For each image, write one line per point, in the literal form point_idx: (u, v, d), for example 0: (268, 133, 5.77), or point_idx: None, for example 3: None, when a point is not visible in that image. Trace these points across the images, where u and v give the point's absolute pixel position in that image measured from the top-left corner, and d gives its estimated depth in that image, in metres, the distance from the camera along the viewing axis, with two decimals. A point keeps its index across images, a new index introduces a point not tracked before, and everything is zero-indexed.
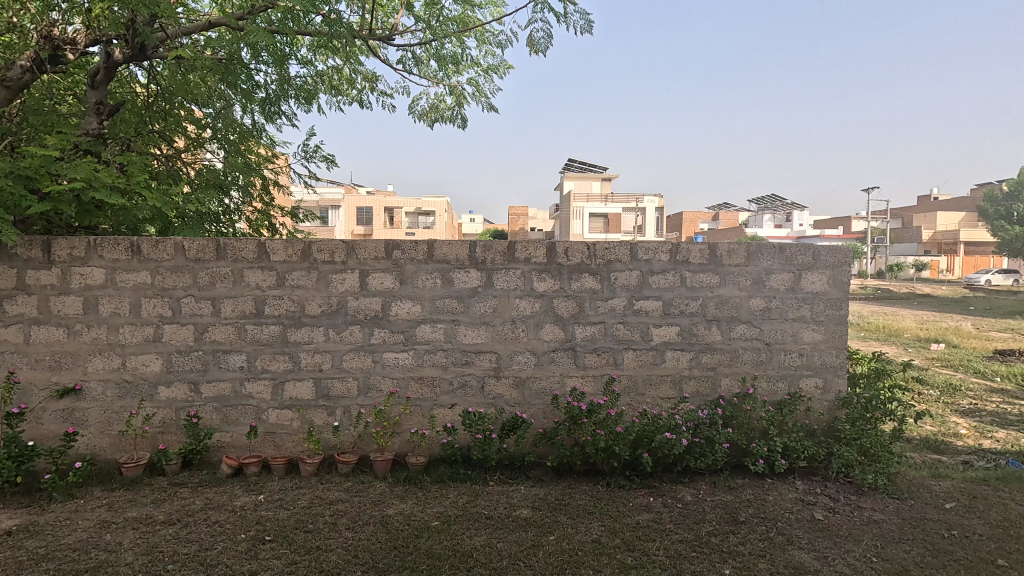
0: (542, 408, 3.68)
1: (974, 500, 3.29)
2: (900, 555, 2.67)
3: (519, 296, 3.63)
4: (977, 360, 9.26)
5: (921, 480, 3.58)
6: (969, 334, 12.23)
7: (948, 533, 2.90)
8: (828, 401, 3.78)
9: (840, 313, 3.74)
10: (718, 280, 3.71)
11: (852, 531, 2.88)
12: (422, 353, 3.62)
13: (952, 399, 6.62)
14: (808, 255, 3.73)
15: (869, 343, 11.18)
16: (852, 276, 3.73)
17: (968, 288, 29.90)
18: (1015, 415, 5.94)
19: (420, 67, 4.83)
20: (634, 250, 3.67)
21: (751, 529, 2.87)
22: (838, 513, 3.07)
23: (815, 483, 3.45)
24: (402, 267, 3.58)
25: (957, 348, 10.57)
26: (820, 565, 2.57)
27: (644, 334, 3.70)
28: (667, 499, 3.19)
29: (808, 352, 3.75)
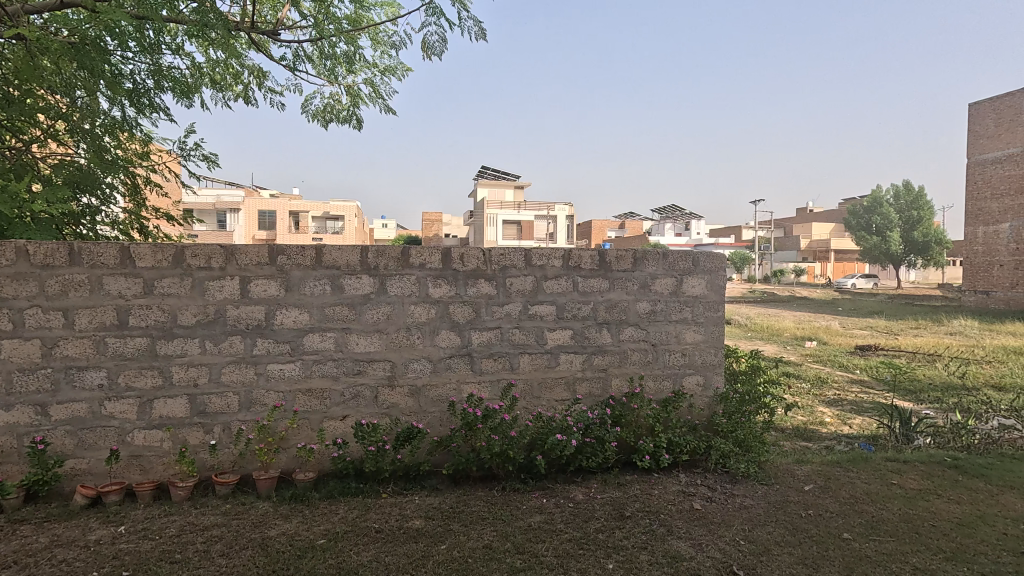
0: (438, 415, 3.64)
1: (830, 482, 3.66)
2: (764, 536, 2.91)
3: (413, 303, 3.57)
4: (842, 355, 10.39)
5: (786, 465, 3.93)
6: (836, 332, 13.74)
7: (805, 512, 3.19)
8: (708, 398, 4.05)
9: (716, 315, 4.04)
10: (608, 285, 3.87)
11: (725, 517, 3.09)
12: (311, 363, 3.45)
13: (820, 390, 7.38)
14: (688, 261, 4.00)
15: (753, 343, 12.22)
16: (726, 281, 4.05)
17: (837, 291, 33.52)
18: (868, 402, 6.72)
19: (310, 64, 4.64)
20: (528, 256, 3.74)
21: (635, 523, 3.00)
22: (713, 502, 3.29)
23: (696, 475, 3.67)
24: (287, 273, 3.39)
25: (826, 344, 11.81)
26: (694, 552, 2.73)
27: (539, 338, 3.77)
28: (559, 500, 3.26)
29: (690, 352, 4.00)
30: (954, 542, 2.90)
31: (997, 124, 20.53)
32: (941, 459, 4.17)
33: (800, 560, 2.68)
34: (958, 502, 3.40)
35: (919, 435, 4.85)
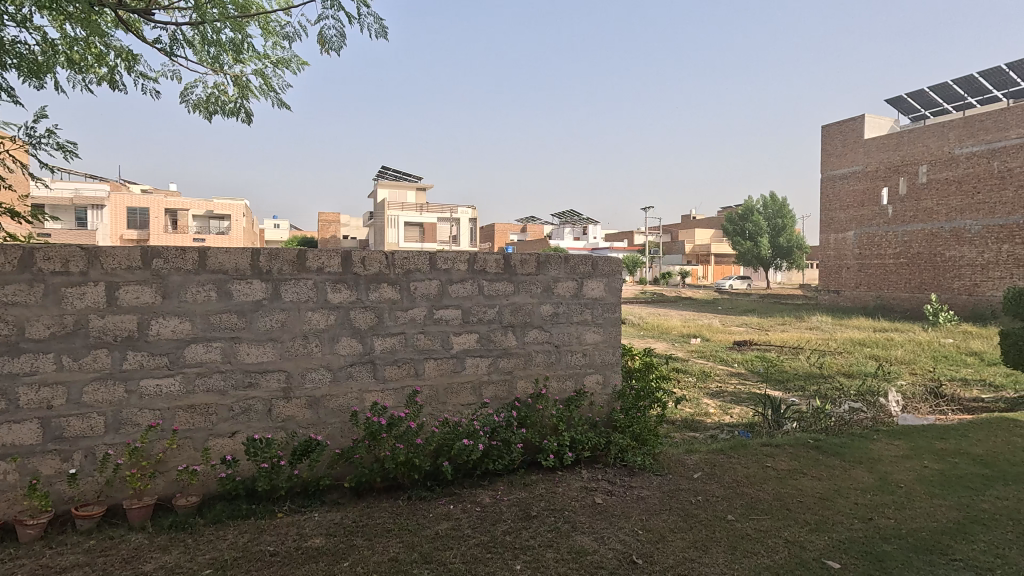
0: (339, 426, 3.48)
1: (715, 468, 3.98)
2: (659, 524, 3.09)
3: (311, 309, 3.38)
4: (722, 350, 11.37)
5: (678, 456, 4.22)
6: (717, 329, 15.02)
7: (694, 499, 3.44)
8: (607, 395, 4.24)
9: (614, 316, 4.24)
10: (512, 288, 3.92)
11: (624, 509, 3.25)
12: (194, 377, 3.15)
13: (705, 383, 8.03)
14: (587, 264, 4.17)
15: (645, 341, 13.01)
16: (623, 284, 4.26)
17: (716, 291, 36.66)
18: (745, 393, 7.40)
19: (191, 50, 4.26)
20: (432, 260, 3.70)
21: (541, 522, 3.06)
22: (613, 495, 3.44)
23: (597, 470, 3.82)
24: (164, 279, 3.07)
25: (708, 341, 12.87)
26: (597, 546, 2.84)
27: (444, 343, 3.73)
28: (466, 505, 3.24)
29: (590, 352, 4.16)
30: (817, 514, 3.26)
31: (843, 145, 23.58)
32: (805, 441, 4.69)
33: (691, 544, 2.88)
34: (820, 479, 3.84)
35: (787, 420, 5.43)
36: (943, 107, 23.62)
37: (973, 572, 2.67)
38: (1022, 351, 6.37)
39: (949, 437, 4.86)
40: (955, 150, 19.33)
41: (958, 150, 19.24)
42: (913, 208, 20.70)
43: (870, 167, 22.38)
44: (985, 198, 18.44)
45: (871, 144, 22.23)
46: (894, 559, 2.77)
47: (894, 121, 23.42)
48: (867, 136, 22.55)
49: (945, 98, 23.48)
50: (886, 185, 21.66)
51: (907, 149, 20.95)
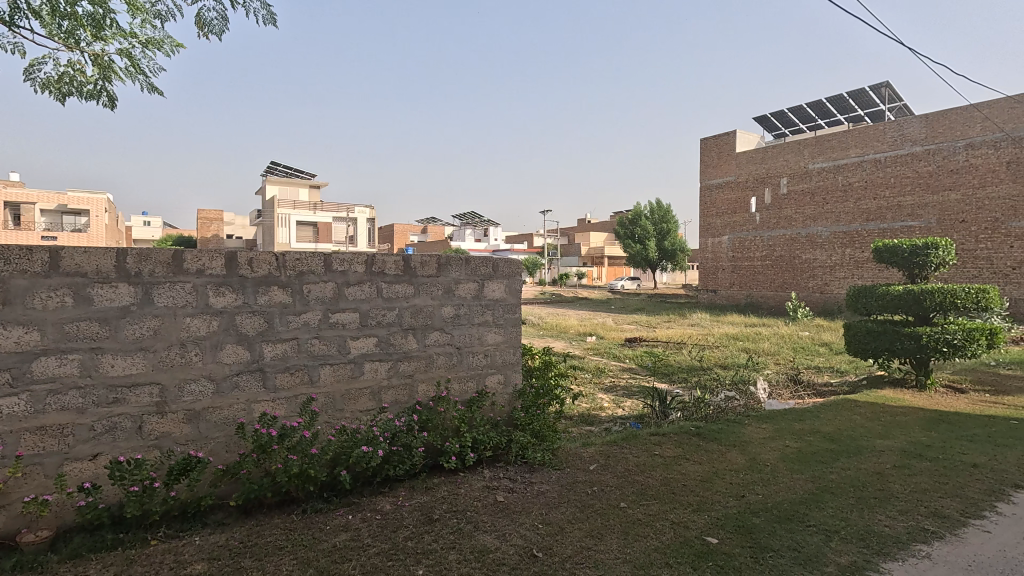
0: (223, 441, 3.22)
1: (609, 459, 4.21)
2: (558, 517, 3.20)
3: (190, 315, 3.10)
4: (615, 347, 12.03)
5: (575, 449, 4.41)
6: (611, 327, 15.83)
7: (591, 489, 3.61)
8: (508, 394, 4.31)
9: (514, 317, 4.33)
10: (412, 290, 3.87)
11: (525, 505, 3.33)
12: (44, 395, 2.77)
13: (600, 379, 8.44)
14: (488, 266, 4.22)
15: (544, 340, 13.42)
16: (522, 285, 4.36)
17: (609, 292, 38.61)
18: (636, 386, 7.88)
19: (38, 21, 3.75)
20: (327, 261, 3.55)
21: (443, 525, 3.04)
22: (515, 492, 3.51)
23: (499, 468, 3.88)
24: (5, 283, 2.66)
25: (603, 338, 13.54)
26: (499, 543, 2.88)
27: (341, 348, 3.59)
28: (366, 514, 3.14)
29: (491, 353, 4.21)
30: (698, 495, 3.56)
31: (718, 157, 25.88)
32: (688, 428, 5.09)
33: (588, 533, 3.02)
34: (700, 463, 4.19)
35: (673, 410, 5.86)
36: (799, 126, 26.74)
37: (824, 534, 3.06)
38: (861, 340, 7.38)
39: (805, 418, 5.52)
40: (809, 165, 21.95)
41: (811, 165, 21.87)
42: (776, 216, 23.22)
43: (741, 178, 24.75)
44: (832, 208, 21.14)
45: (742, 157, 24.61)
46: (762, 530, 3.09)
47: (760, 137, 26.11)
48: (738, 150, 24.93)
49: (800, 119, 26.62)
50: (754, 194, 24.09)
51: (771, 163, 23.45)
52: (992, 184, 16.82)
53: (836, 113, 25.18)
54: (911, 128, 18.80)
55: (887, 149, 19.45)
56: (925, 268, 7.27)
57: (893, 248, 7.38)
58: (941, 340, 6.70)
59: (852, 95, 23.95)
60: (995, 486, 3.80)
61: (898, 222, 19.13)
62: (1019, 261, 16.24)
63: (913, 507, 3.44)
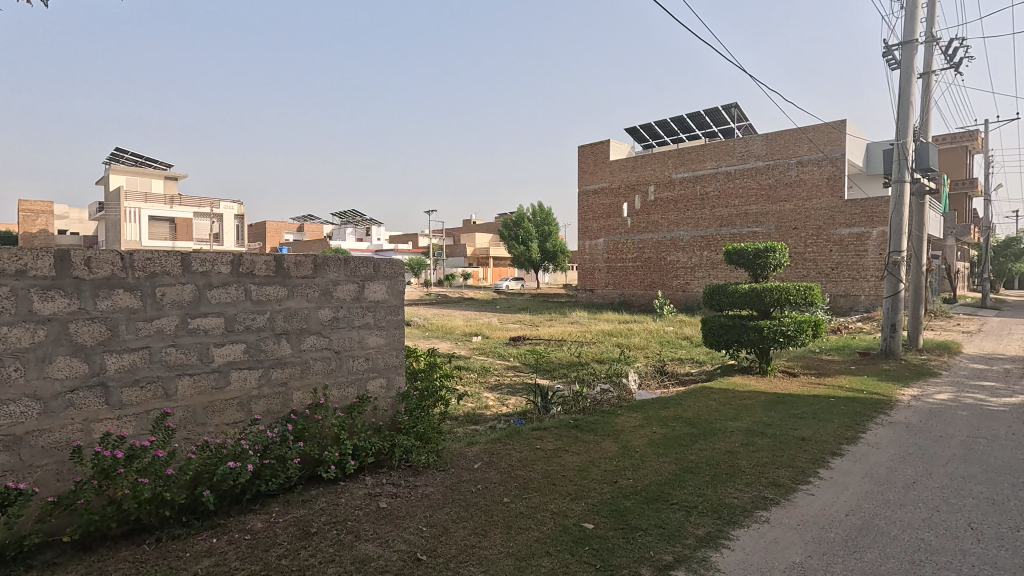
0: (54, 468, 2.79)
1: (493, 457, 4.29)
2: (443, 517, 3.20)
3: (7, 324, 2.65)
4: (499, 346, 12.27)
5: (460, 449, 4.44)
6: (496, 327, 16.11)
7: (475, 488, 3.65)
8: (390, 398, 4.21)
9: (397, 318, 4.24)
10: (286, 292, 3.64)
11: (409, 509, 3.28)
12: None
13: (485, 378, 8.56)
14: (369, 267, 4.09)
15: (430, 341, 13.31)
16: (404, 286, 4.29)
17: (494, 292, 39.24)
18: (519, 384, 8.11)
19: None
20: (185, 261, 3.22)
21: (321, 538, 2.90)
22: (398, 497, 3.44)
23: (381, 475, 3.78)
24: None
25: (488, 338, 13.75)
26: (381, 551, 2.81)
27: (203, 356, 3.28)
28: (233, 535, 2.90)
29: (373, 356, 4.09)
30: (576, 484, 3.75)
31: (594, 163, 27.41)
32: (567, 422, 5.34)
33: (472, 531, 3.05)
34: (578, 453, 4.42)
35: (553, 405, 6.12)
36: (664, 139, 29.18)
37: (684, 510, 3.38)
38: (715, 334, 8.24)
39: (670, 406, 6.05)
40: (673, 175, 24.03)
41: (674, 174, 23.95)
42: (645, 221, 25.12)
43: (614, 184, 26.43)
44: (692, 214, 23.33)
45: (615, 165, 26.30)
46: (633, 512, 3.34)
47: (630, 147, 28.07)
48: (612, 158, 26.60)
49: (665, 132, 29.04)
50: (626, 200, 25.86)
51: (640, 171, 25.33)
52: (816, 197, 19.63)
53: (695, 128, 27.84)
54: (755, 146, 21.33)
55: (736, 163, 21.90)
56: (765, 269, 8.30)
57: (740, 251, 8.30)
58: (778, 332, 7.71)
59: (707, 113, 26.62)
60: (818, 455, 4.45)
61: (744, 228, 21.62)
62: (836, 262, 19.11)
63: (756, 479, 3.92)
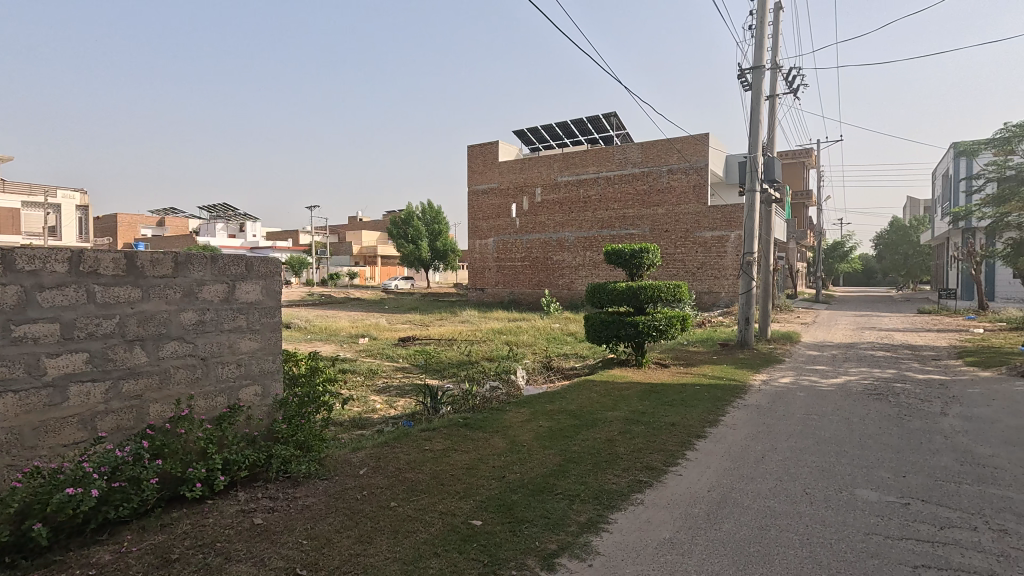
0: None
1: (379, 461, 4.17)
2: (325, 528, 3.05)
3: None
4: (388, 347, 11.97)
5: (344, 456, 4.27)
6: (384, 327, 15.68)
7: (360, 494, 3.53)
8: (266, 406, 3.93)
9: (273, 321, 3.97)
10: (139, 294, 3.25)
11: (288, 523, 3.09)
12: None
13: (372, 381, 8.30)
14: (240, 266, 3.78)
15: (313, 344, 12.63)
16: (281, 286, 4.03)
17: (383, 292, 38.17)
18: (408, 385, 7.97)
19: None
20: (7, 258, 2.75)
21: (184, 564, 2.63)
22: (275, 511, 3.23)
23: (256, 489, 3.52)
24: None
25: (376, 339, 13.35)
26: (255, 571, 2.62)
27: (32, 369, 2.82)
28: (73, 573, 2.53)
29: (246, 362, 3.79)
30: (464, 483, 3.77)
31: (483, 164, 27.66)
32: (456, 421, 5.35)
33: (356, 539, 2.94)
34: (467, 452, 4.44)
35: (443, 405, 6.10)
36: (550, 142, 30.23)
37: (568, 499, 3.53)
38: (596, 329, 8.69)
39: (555, 400, 6.29)
40: (558, 177, 24.97)
41: (559, 177, 24.89)
42: (533, 221, 25.85)
43: (503, 185, 26.88)
44: (576, 216, 24.42)
45: (504, 166, 26.78)
46: (520, 505, 3.42)
47: (518, 149, 28.75)
48: (501, 159, 27.04)
49: (550, 136, 30.08)
50: (515, 201, 26.43)
51: (527, 173, 26.01)
52: (684, 202, 21.48)
53: (578, 134, 29.16)
54: (631, 153, 22.84)
55: (615, 169, 23.27)
56: (640, 268, 8.92)
57: (618, 251, 8.84)
58: (651, 327, 8.36)
59: (589, 120, 28.00)
60: (685, 438, 4.88)
61: (623, 230, 23.06)
62: (701, 263, 21.05)
63: (632, 464, 4.20)
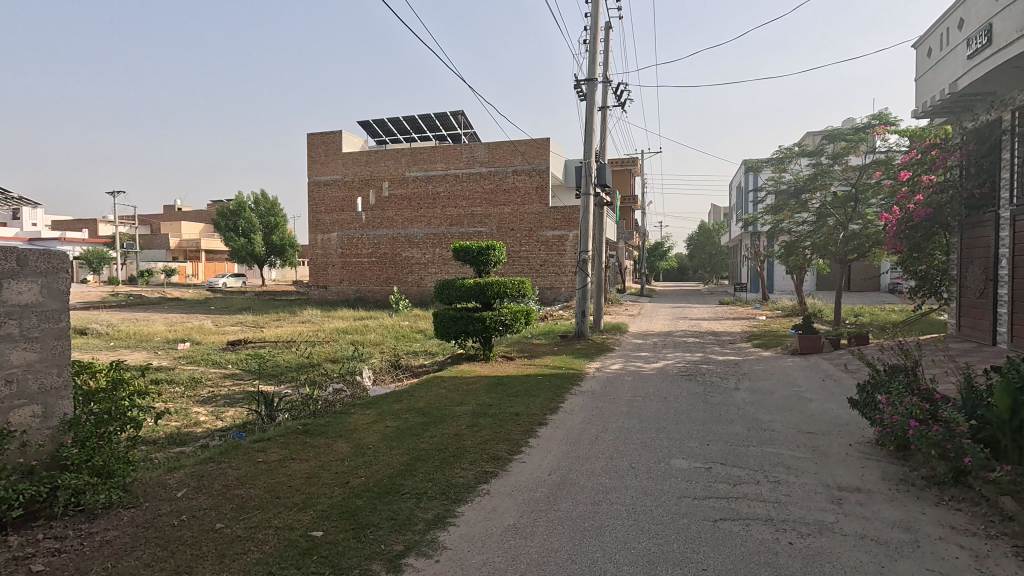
0: None
1: (201, 480, 3.73)
2: (131, 564, 2.65)
3: None
4: (214, 352, 10.75)
5: (155, 479, 3.74)
6: (210, 330, 14.04)
7: (178, 520, 3.12)
8: (50, 429, 3.23)
9: (59, 326, 3.32)
10: None
11: (80, 565, 2.62)
12: None
13: (195, 391, 7.36)
14: (8, 261, 3.09)
15: (117, 352, 10.85)
16: (69, 285, 3.40)
17: (209, 291, 34.17)
18: (239, 393, 7.23)
19: None
20: None
21: None
22: (61, 554, 2.71)
23: (35, 531, 2.94)
24: None
25: (199, 344, 11.89)
26: None
27: None
28: None
29: (19, 378, 3.10)
30: (303, 493, 3.53)
31: (325, 154, 26.10)
32: (294, 428, 4.98)
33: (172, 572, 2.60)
34: (306, 460, 4.16)
35: (279, 412, 5.65)
36: (397, 136, 29.62)
37: (414, 498, 3.49)
38: (445, 325, 8.72)
39: (403, 398, 6.19)
40: (406, 173, 24.54)
41: (407, 172, 24.48)
42: (380, 217, 25.08)
43: (347, 178, 25.66)
44: (424, 212, 24.24)
45: (348, 158, 25.58)
46: (364, 509, 3.30)
47: (364, 141, 27.69)
48: (345, 150, 25.78)
49: (397, 129, 29.46)
50: (360, 195, 25.39)
51: (373, 167, 25.16)
52: (528, 203, 22.52)
53: (426, 130, 28.99)
54: (479, 153, 23.30)
55: (462, 167, 23.56)
56: (487, 265, 9.14)
57: (466, 248, 8.98)
58: (497, 321, 8.62)
59: (437, 117, 27.99)
60: (529, 427, 5.13)
61: (471, 228, 23.46)
62: (544, 260, 22.29)
63: (478, 456, 4.30)
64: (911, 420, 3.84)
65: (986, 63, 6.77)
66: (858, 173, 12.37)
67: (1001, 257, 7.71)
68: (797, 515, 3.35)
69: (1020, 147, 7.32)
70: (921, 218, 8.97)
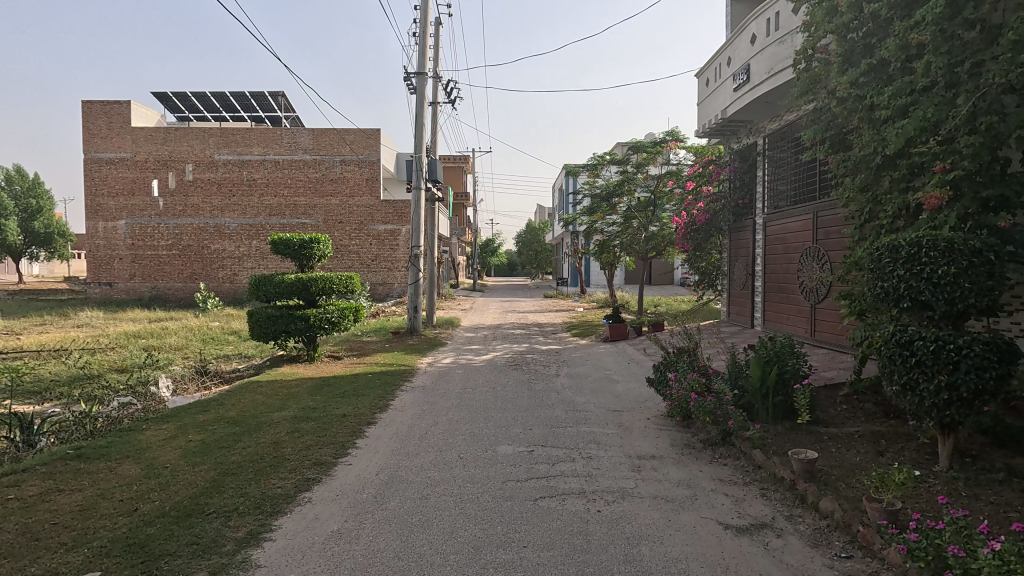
0: None
1: None
2: None
3: None
4: None
5: None
6: None
7: None
8: None
9: None
10: None
11: None
12: None
13: None
14: None
15: None
16: None
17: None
18: None
19: None
20: None
21: None
22: None
23: None
24: None
25: None
26: None
27: None
28: None
29: None
30: (75, 530, 2.95)
31: (107, 126, 21.98)
32: (62, 453, 4.14)
33: None
34: (78, 489, 3.49)
35: (42, 435, 4.66)
36: (203, 113, 26.25)
37: (223, 517, 3.15)
38: (263, 326, 7.97)
39: (211, 408, 5.54)
40: (214, 155, 21.84)
41: (217, 155, 21.81)
42: (183, 203, 21.96)
43: (138, 157, 21.98)
44: (238, 201, 21.85)
45: (139, 133, 21.94)
46: (158, 538, 2.88)
47: (160, 115, 24.00)
48: (134, 123, 22.03)
49: (203, 106, 26.13)
50: (156, 176, 21.95)
51: (173, 145, 21.92)
52: (357, 195, 21.66)
53: (240, 108, 26.17)
54: (302, 138, 21.69)
55: (283, 152, 21.71)
56: (311, 259, 8.57)
57: (286, 241, 8.29)
58: (323, 319, 8.13)
59: (253, 96, 25.43)
60: (356, 427, 4.95)
61: (294, 219, 21.77)
62: (375, 255, 21.60)
63: (300, 463, 4.03)
64: (692, 393, 4.52)
65: (745, 96, 8.21)
66: (656, 181, 14.18)
67: (757, 257, 9.49)
68: (604, 485, 3.74)
69: (769, 167, 9.05)
70: (702, 222, 10.92)
